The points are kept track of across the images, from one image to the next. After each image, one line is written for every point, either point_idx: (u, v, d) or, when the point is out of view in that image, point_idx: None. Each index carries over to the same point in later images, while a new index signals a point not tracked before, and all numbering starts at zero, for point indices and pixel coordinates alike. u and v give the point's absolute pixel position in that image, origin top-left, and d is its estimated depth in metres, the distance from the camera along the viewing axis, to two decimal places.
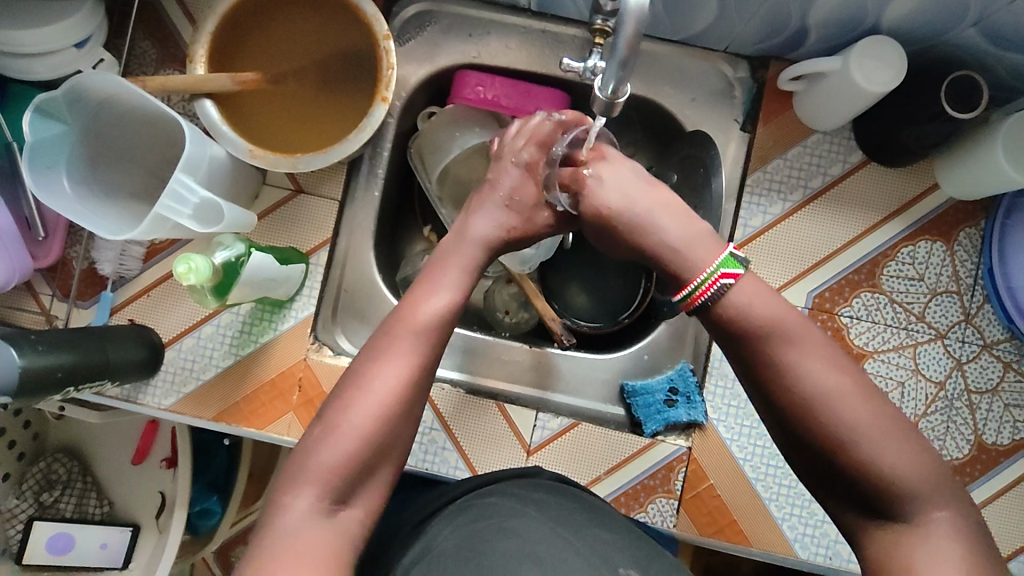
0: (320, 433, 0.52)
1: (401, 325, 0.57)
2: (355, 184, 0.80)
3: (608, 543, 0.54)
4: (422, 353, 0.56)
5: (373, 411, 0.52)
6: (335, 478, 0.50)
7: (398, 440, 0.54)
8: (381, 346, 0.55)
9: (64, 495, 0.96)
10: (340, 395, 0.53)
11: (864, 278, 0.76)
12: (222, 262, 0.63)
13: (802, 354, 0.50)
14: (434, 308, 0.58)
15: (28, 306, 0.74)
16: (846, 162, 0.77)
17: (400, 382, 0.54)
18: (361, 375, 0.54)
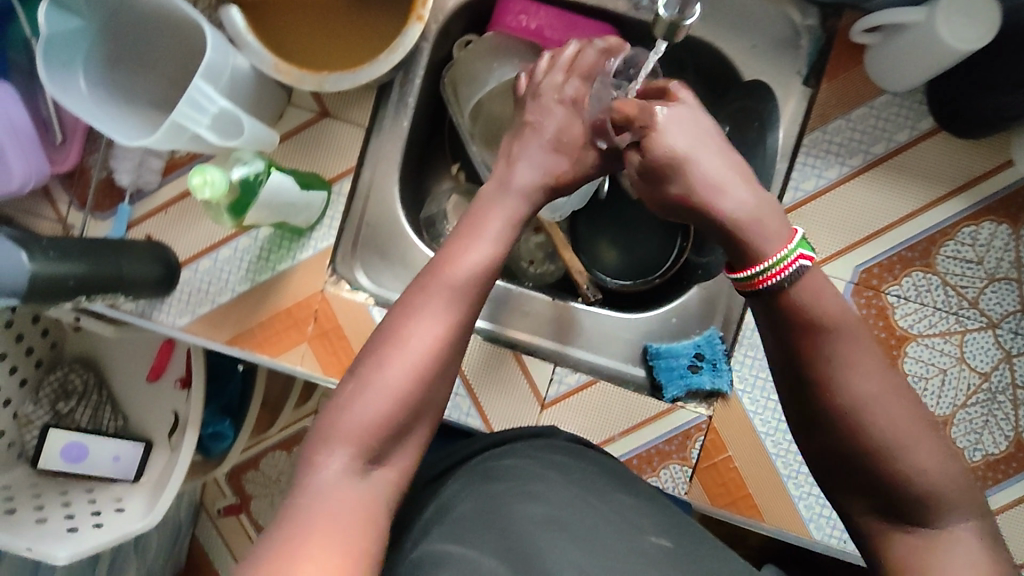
0: (354, 388, 0.50)
1: (439, 283, 0.54)
2: (383, 112, 0.76)
3: (630, 510, 0.53)
4: (460, 311, 0.54)
5: (409, 369, 0.51)
6: (359, 427, 0.49)
7: (430, 397, 0.52)
8: (416, 302, 0.53)
9: (80, 406, 0.98)
10: (373, 352, 0.52)
11: (918, 256, 0.70)
12: (239, 178, 0.60)
13: (852, 360, 0.49)
14: (473, 263, 0.55)
15: (45, 213, 0.73)
16: (914, 128, 0.70)
17: (435, 339, 0.52)
18: (393, 331, 0.52)
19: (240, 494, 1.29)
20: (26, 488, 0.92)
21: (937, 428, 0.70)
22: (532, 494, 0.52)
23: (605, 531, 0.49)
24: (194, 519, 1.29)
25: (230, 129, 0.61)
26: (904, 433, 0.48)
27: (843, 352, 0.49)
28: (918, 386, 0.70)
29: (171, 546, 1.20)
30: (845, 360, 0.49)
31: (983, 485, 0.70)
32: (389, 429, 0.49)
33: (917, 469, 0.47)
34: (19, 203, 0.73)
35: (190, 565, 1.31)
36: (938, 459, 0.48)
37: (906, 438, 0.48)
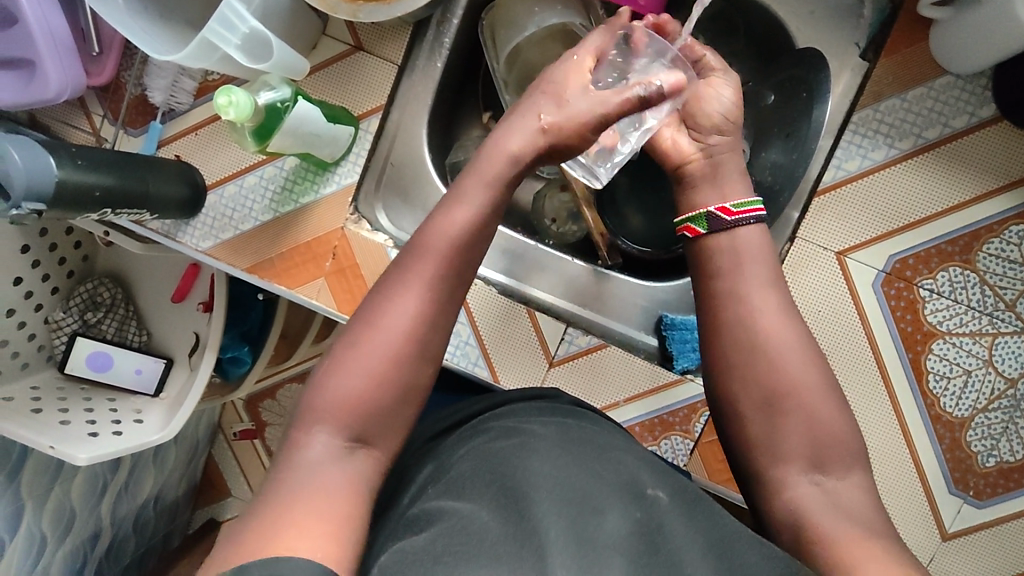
0: (330, 366, 0.52)
1: (420, 257, 0.55)
2: (417, 51, 0.74)
3: (631, 466, 0.52)
4: (438, 290, 0.54)
5: (385, 347, 0.51)
6: (338, 404, 0.50)
7: (412, 374, 0.52)
8: (396, 276, 0.54)
9: (107, 317, 1.00)
10: (353, 327, 0.53)
11: (958, 251, 0.67)
12: (266, 103, 0.60)
13: (770, 301, 0.58)
14: (455, 234, 0.55)
15: (80, 125, 0.74)
16: (973, 115, 0.66)
17: (416, 314, 0.53)
18: (373, 308, 0.53)
19: (256, 420, 1.33)
20: (52, 390, 0.94)
21: (953, 429, 0.68)
22: (528, 449, 0.51)
23: (603, 487, 0.48)
24: (212, 439, 1.34)
25: (262, 53, 0.60)
26: (826, 421, 0.54)
27: (767, 290, 0.58)
28: (938, 385, 0.68)
29: (188, 462, 1.26)
30: (765, 299, 0.58)
31: (993, 492, 0.68)
32: (373, 403, 0.50)
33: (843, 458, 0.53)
34: (57, 113, 0.74)
35: (205, 483, 1.37)
36: (837, 401, 0.55)
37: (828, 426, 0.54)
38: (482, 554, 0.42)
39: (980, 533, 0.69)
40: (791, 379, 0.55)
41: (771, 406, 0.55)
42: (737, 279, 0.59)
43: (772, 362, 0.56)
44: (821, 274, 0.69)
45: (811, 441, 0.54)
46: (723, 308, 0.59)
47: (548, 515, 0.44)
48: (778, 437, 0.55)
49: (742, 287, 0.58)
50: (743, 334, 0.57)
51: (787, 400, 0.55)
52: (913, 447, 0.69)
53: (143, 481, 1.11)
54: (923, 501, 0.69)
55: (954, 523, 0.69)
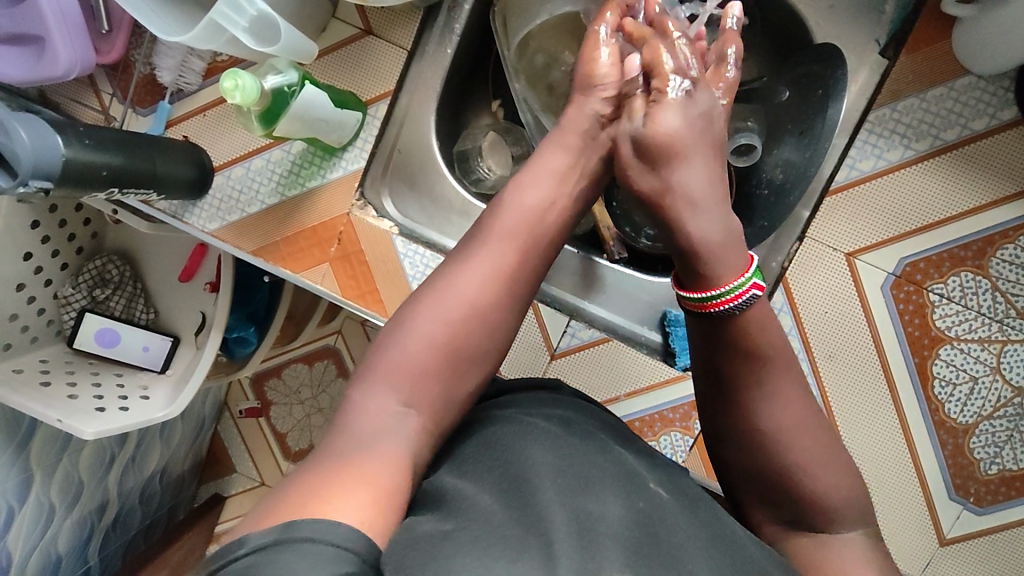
0: (392, 327, 0.53)
1: (486, 238, 0.57)
2: (426, 38, 0.73)
3: (631, 463, 0.52)
4: (502, 268, 0.55)
5: (445, 315, 0.52)
6: (394, 365, 0.50)
7: (471, 346, 0.52)
8: (466, 251, 0.56)
9: (115, 295, 1.01)
10: (419, 294, 0.54)
11: (971, 256, 0.66)
12: (272, 88, 0.60)
13: (765, 394, 0.54)
14: (523, 214, 0.58)
15: (89, 103, 0.74)
16: (993, 117, 0.64)
17: (480, 291, 0.54)
18: (441, 278, 0.55)
19: (261, 398, 1.35)
20: (60, 364, 0.95)
21: (956, 435, 0.68)
22: (531, 439, 0.51)
23: (602, 483, 0.48)
24: (217, 416, 1.36)
25: (271, 36, 0.60)
26: (811, 459, 0.53)
27: (761, 382, 0.54)
28: (943, 391, 0.67)
29: (194, 437, 1.27)
30: (762, 393, 0.54)
31: (993, 499, 0.68)
32: (429, 368, 0.50)
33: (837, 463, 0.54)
34: (67, 91, 0.74)
35: (210, 459, 1.39)
36: (840, 483, 0.53)
37: (812, 465, 0.53)
38: (482, 533, 0.41)
39: (978, 540, 0.68)
40: (774, 429, 0.53)
41: (769, 482, 0.54)
42: (729, 370, 0.55)
43: (757, 398, 0.54)
44: (829, 274, 0.68)
45: (797, 514, 0.53)
46: (719, 390, 0.56)
47: (551, 500, 0.44)
48: (773, 510, 0.55)
49: (730, 377, 0.55)
50: (736, 417, 0.55)
51: (788, 481, 0.53)
52: (914, 451, 0.68)
53: (149, 455, 1.12)
54: (921, 505, 0.69)
55: (953, 529, 0.69)
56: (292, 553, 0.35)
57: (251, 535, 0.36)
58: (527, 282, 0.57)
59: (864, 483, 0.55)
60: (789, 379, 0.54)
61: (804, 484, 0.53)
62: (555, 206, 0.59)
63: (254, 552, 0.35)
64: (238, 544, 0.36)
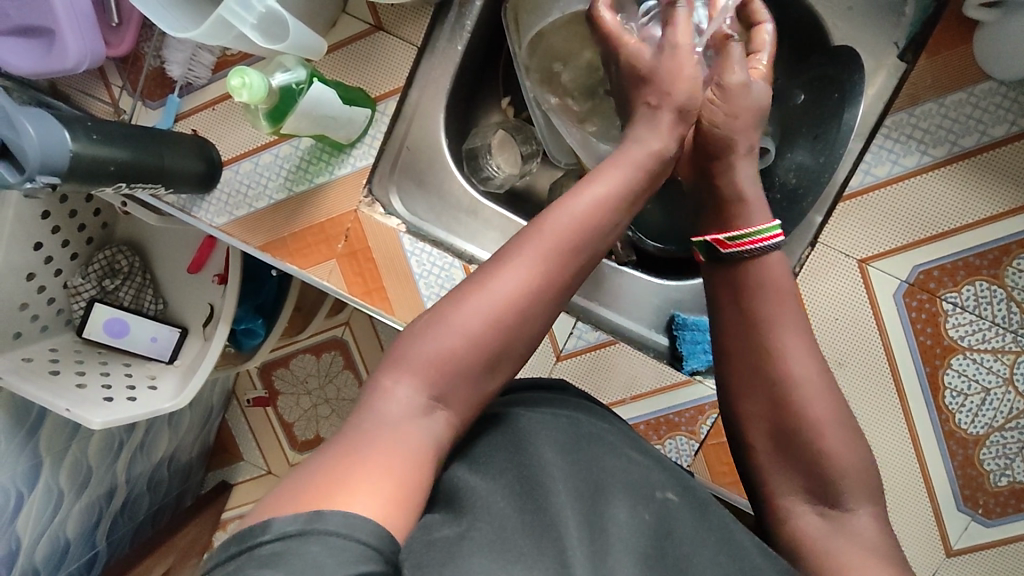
0: (431, 320, 0.50)
1: (535, 234, 0.53)
2: (437, 34, 0.72)
3: (641, 466, 0.51)
4: (551, 267, 0.52)
5: (488, 310, 0.49)
6: (426, 361, 0.48)
7: (506, 346, 0.50)
8: (513, 247, 0.52)
9: (124, 285, 1.01)
10: (462, 288, 0.51)
11: (986, 265, 0.64)
12: (281, 85, 0.60)
13: (785, 336, 0.56)
14: (575, 214, 0.54)
15: (99, 96, 0.74)
16: (1013, 123, 0.62)
17: (521, 291, 0.50)
18: (485, 273, 0.51)
19: (269, 388, 1.35)
20: (70, 354, 0.96)
21: (966, 446, 0.67)
22: (537, 434, 0.50)
23: (612, 486, 0.47)
24: (225, 405, 1.37)
25: (279, 33, 0.59)
26: (821, 414, 0.54)
27: (781, 321, 0.57)
28: (955, 401, 0.66)
29: (201, 426, 1.28)
30: (784, 334, 0.56)
31: (1002, 511, 0.67)
32: (463, 365, 0.48)
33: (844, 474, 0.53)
34: (77, 82, 0.74)
35: (217, 447, 1.40)
36: (848, 439, 0.54)
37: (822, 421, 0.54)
38: (495, 536, 0.40)
39: (986, 551, 0.68)
40: (793, 377, 0.55)
41: (782, 435, 0.55)
42: (749, 311, 0.58)
43: (770, 346, 0.56)
44: (841, 281, 0.67)
45: (808, 471, 0.54)
46: (736, 335, 0.58)
47: (565, 505, 0.44)
48: (784, 471, 0.55)
49: (756, 318, 0.58)
50: (753, 363, 0.57)
51: (801, 433, 0.54)
52: (923, 460, 0.67)
53: (157, 444, 1.13)
54: (929, 516, 0.68)
55: (960, 539, 0.68)
56: (318, 544, 0.35)
57: (275, 521, 0.37)
58: (569, 284, 0.53)
59: (875, 487, 0.54)
60: (803, 329, 0.57)
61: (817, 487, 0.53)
62: (604, 207, 0.55)
63: (279, 540, 0.36)
64: (261, 530, 0.37)
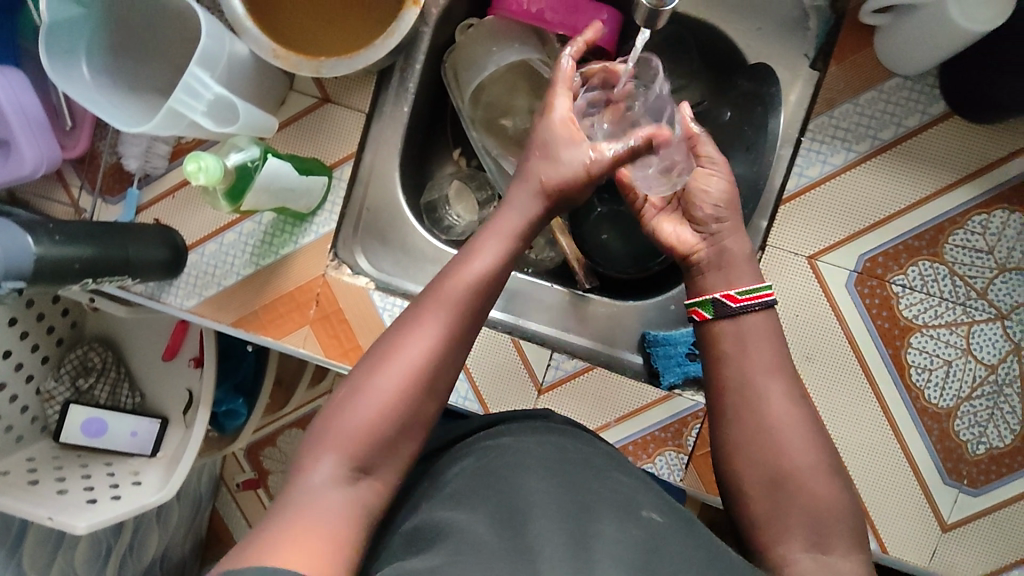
0: (347, 394, 0.51)
1: (436, 298, 0.55)
2: (384, 98, 0.76)
3: (630, 486, 0.52)
4: (456, 329, 0.54)
5: (398, 381, 0.51)
6: (348, 434, 0.49)
7: (421, 410, 0.52)
8: (418, 314, 0.54)
9: (99, 382, 1.00)
10: (373, 359, 0.53)
11: (925, 245, 0.69)
12: (235, 165, 0.62)
13: (773, 388, 0.58)
14: (475, 275, 0.56)
15: (58, 197, 0.75)
16: (925, 113, 0.68)
17: (429, 357, 0.52)
18: (393, 342, 0.53)
19: (258, 469, 1.33)
20: (48, 460, 0.95)
21: (940, 420, 0.69)
22: (521, 464, 0.51)
23: (601, 508, 0.48)
24: (214, 492, 1.33)
25: (228, 115, 0.62)
26: (811, 461, 0.55)
27: (764, 369, 0.59)
28: (921, 377, 0.69)
29: (192, 518, 1.25)
30: (768, 387, 0.58)
31: (986, 479, 0.69)
32: (382, 437, 0.50)
33: (830, 505, 0.54)
34: (35, 188, 0.75)
35: (211, 537, 1.36)
36: (836, 485, 0.55)
37: (812, 468, 0.55)
38: (492, 567, 0.41)
39: (978, 521, 0.69)
40: (778, 424, 0.56)
41: (775, 484, 0.55)
42: (740, 364, 0.59)
43: (755, 396, 0.58)
44: (796, 278, 0.70)
45: (808, 515, 0.53)
46: (728, 391, 0.59)
47: (545, 532, 0.44)
48: (780, 518, 0.54)
49: (745, 371, 0.59)
50: (740, 412, 0.58)
51: (789, 469, 0.55)
52: (902, 440, 0.69)
53: (147, 542, 1.10)
54: (920, 494, 0.70)
55: (951, 513, 0.69)
56: None
57: None
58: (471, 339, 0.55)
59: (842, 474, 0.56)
60: (778, 355, 0.60)
61: (798, 495, 0.54)
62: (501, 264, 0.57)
63: None
64: None
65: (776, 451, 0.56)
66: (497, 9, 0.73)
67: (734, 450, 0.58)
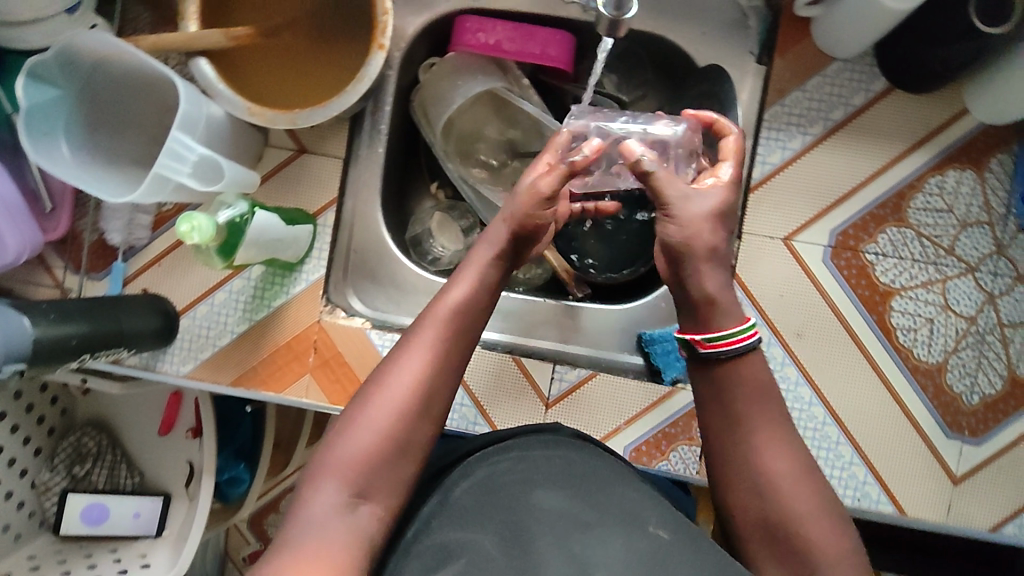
0: (343, 424, 0.53)
1: (421, 326, 0.56)
2: (357, 143, 0.78)
3: (636, 499, 0.52)
4: (443, 356, 0.55)
5: (390, 409, 0.52)
6: (347, 464, 0.51)
7: (414, 435, 0.53)
8: (405, 342, 0.55)
9: (96, 467, 0.97)
10: (366, 389, 0.54)
11: (890, 212, 0.72)
12: (227, 221, 0.63)
13: (766, 432, 0.55)
14: (458, 300, 0.56)
15: (42, 281, 0.75)
16: (868, 90, 0.73)
17: (418, 383, 0.53)
18: (384, 371, 0.54)
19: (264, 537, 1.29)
20: (51, 555, 0.93)
21: (932, 376, 0.72)
22: (528, 482, 0.51)
23: (604, 524, 0.49)
24: (221, 569, 1.29)
25: (213, 175, 0.64)
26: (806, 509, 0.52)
27: (756, 413, 0.55)
28: (908, 338, 0.72)
29: None
30: (763, 434, 0.54)
31: (985, 427, 0.72)
32: (382, 462, 0.51)
33: (833, 552, 0.51)
34: (17, 275, 0.75)
35: None
36: (839, 529, 0.52)
37: (807, 514, 0.52)
38: None
39: (985, 469, 0.72)
40: (773, 470, 0.53)
41: (773, 533, 0.52)
42: (729, 405, 0.56)
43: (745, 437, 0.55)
44: (776, 260, 0.73)
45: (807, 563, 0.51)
46: (723, 433, 0.56)
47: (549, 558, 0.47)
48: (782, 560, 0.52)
49: (739, 415, 0.55)
50: (734, 457, 0.55)
51: (786, 515, 0.52)
52: (901, 400, 0.72)
53: None
54: (926, 452, 0.72)
55: (959, 466, 0.71)
56: None
57: None
58: (459, 364, 0.56)
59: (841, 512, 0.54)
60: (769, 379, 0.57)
61: (799, 543, 0.51)
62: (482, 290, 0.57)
63: None
64: None
65: (773, 497, 0.53)
66: (457, 45, 0.76)
67: (730, 499, 0.55)
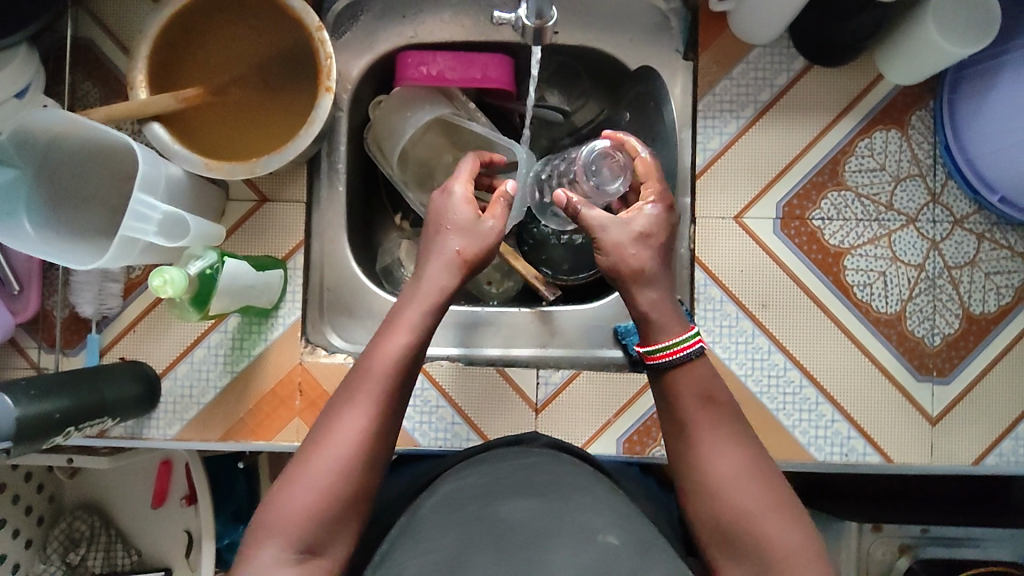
0: (285, 483, 0.53)
1: (359, 380, 0.56)
2: (317, 185, 0.81)
3: (604, 496, 0.56)
4: (383, 409, 0.55)
5: (331, 467, 0.53)
6: (291, 522, 0.51)
7: (359, 488, 0.54)
8: (345, 397, 0.56)
9: (90, 551, 0.96)
10: (308, 445, 0.55)
11: (829, 178, 0.77)
12: (198, 273, 0.63)
13: (711, 434, 0.57)
14: (394, 352, 0.57)
15: (18, 363, 0.74)
16: (790, 69, 0.78)
17: (360, 439, 0.54)
18: (325, 426, 0.55)
19: None
20: None
21: (894, 325, 0.76)
22: (496, 495, 0.56)
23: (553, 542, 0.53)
24: None
25: (181, 231, 0.65)
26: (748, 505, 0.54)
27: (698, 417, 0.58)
28: (865, 293, 0.76)
29: None
30: (705, 436, 0.57)
31: (951, 365, 0.75)
32: (324, 518, 0.52)
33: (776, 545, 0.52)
34: None
35: None
36: (784, 521, 0.53)
37: (750, 510, 0.54)
38: None
39: (959, 406, 0.75)
40: (718, 470, 0.55)
41: (724, 532, 0.54)
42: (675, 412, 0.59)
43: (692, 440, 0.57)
44: (731, 237, 0.77)
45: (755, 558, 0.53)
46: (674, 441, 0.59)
47: None
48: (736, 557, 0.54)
49: (684, 420, 0.58)
50: (686, 460, 0.57)
51: (733, 513, 0.54)
52: (870, 352, 0.75)
53: None
54: (901, 398, 0.75)
55: (933, 407, 0.75)
56: None
57: None
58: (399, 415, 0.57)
59: (791, 504, 0.55)
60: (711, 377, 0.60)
61: (746, 540, 0.53)
62: (418, 341, 0.58)
63: None
64: None
65: (720, 498, 0.55)
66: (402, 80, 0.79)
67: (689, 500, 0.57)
